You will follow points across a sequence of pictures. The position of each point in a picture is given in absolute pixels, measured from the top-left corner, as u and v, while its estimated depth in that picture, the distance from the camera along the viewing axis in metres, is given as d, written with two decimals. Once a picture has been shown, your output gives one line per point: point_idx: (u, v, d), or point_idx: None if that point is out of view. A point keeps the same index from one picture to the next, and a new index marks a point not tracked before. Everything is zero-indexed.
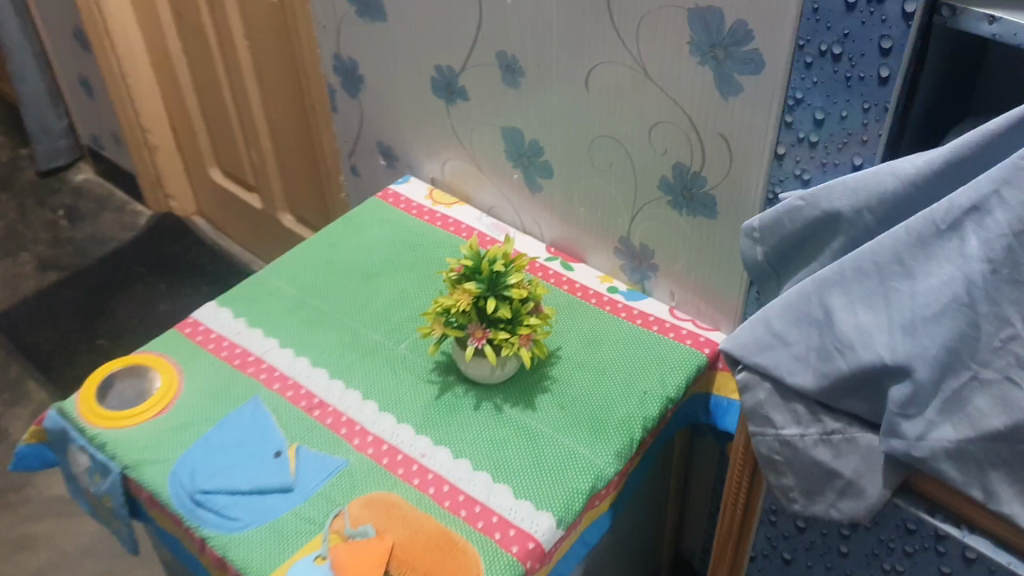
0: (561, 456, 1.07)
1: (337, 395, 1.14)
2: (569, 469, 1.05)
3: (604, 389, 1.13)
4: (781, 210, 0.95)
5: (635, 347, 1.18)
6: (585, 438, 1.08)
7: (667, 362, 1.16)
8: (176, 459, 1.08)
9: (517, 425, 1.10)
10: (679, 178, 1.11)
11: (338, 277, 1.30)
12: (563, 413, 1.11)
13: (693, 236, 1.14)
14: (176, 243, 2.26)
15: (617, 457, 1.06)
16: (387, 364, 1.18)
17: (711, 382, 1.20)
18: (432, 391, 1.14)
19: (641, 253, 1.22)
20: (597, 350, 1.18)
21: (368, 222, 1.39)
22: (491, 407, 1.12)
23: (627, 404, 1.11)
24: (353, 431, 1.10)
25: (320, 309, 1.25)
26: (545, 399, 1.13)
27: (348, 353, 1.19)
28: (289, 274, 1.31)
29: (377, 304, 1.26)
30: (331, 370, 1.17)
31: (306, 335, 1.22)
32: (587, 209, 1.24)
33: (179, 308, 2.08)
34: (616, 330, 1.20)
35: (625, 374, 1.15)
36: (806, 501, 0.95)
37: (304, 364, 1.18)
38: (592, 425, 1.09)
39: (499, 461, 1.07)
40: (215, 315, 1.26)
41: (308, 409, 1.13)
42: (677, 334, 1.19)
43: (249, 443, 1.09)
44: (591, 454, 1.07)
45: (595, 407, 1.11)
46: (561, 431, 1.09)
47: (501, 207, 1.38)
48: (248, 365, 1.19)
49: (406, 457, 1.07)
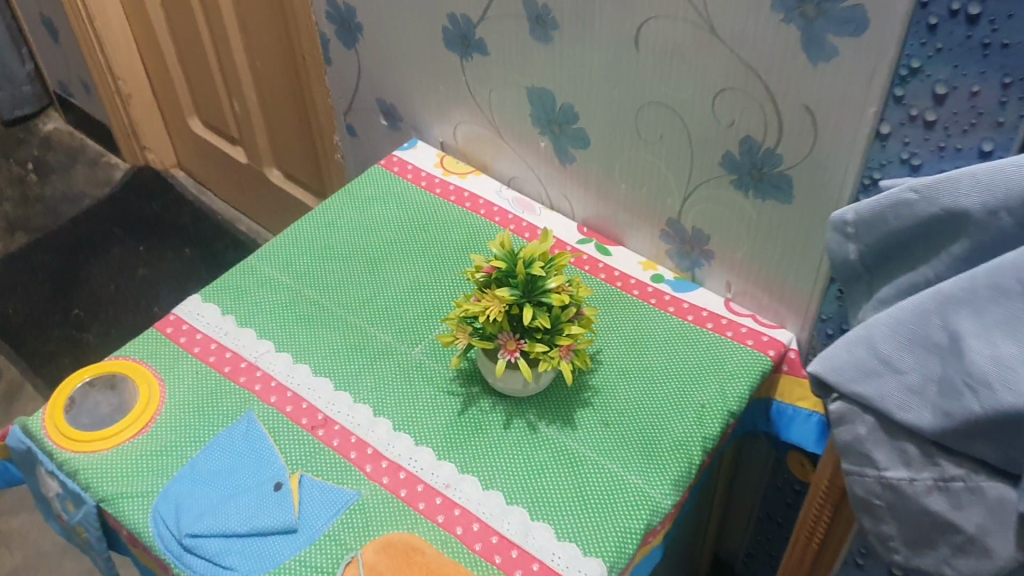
0: (608, 486, 0.91)
1: (343, 411, 0.98)
2: (617, 503, 0.90)
3: (654, 402, 0.97)
4: (886, 204, 0.79)
5: (687, 349, 1.01)
6: (635, 464, 0.92)
7: (726, 368, 0.99)
8: (159, 492, 0.92)
9: (554, 448, 0.94)
10: (748, 155, 0.93)
11: (340, 264, 1.13)
12: (608, 432, 0.95)
13: (759, 222, 0.97)
14: (155, 200, 2.07)
15: (674, 486, 0.91)
16: (400, 372, 1.01)
17: (774, 388, 1.03)
18: (453, 406, 0.98)
19: (693, 238, 1.05)
20: (643, 353, 1.01)
21: (372, 197, 1.21)
22: (524, 426, 0.96)
23: (681, 420, 0.95)
24: (363, 455, 0.94)
25: (320, 303, 1.08)
26: (586, 416, 0.96)
27: (354, 358, 1.03)
28: (282, 260, 1.14)
29: (386, 297, 1.09)
30: (335, 379, 1.01)
31: (305, 335, 1.05)
32: (630, 185, 1.07)
33: (161, 274, 1.91)
34: (665, 328, 1.03)
35: (677, 383, 0.98)
36: (908, 553, 0.80)
37: (303, 372, 1.02)
38: (643, 448, 0.93)
39: (536, 493, 0.91)
40: (198, 310, 1.08)
41: (309, 427, 0.97)
42: (736, 333, 1.02)
43: (243, 472, 0.93)
44: (644, 484, 0.91)
45: (646, 425, 0.95)
46: (607, 455, 0.93)
47: (524, 178, 1.21)
48: (240, 373, 1.02)
49: (427, 488, 0.91)
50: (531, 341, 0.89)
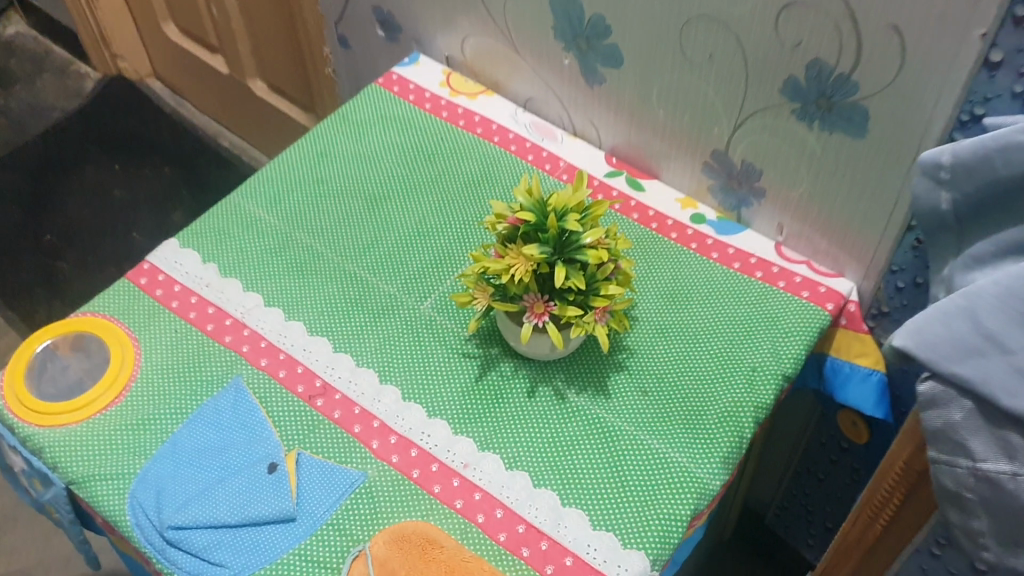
0: (648, 465, 0.80)
1: (343, 377, 0.86)
2: (659, 484, 0.79)
3: (697, 366, 0.85)
4: (994, 146, 0.66)
5: (733, 303, 0.89)
6: (679, 438, 0.81)
7: (778, 325, 0.87)
8: (137, 473, 0.80)
9: (586, 420, 0.83)
10: (815, 82, 0.79)
11: (336, 203, 0.99)
12: (647, 402, 0.83)
13: (823, 158, 0.84)
14: (130, 113, 1.92)
15: (723, 464, 0.80)
16: (409, 330, 0.89)
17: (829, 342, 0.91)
18: (470, 371, 0.86)
19: (742, 173, 0.92)
20: (683, 308, 0.89)
21: (370, 122, 1.07)
22: (550, 395, 0.85)
23: (729, 387, 0.84)
24: (368, 429, 0.83)
25: (314, 249, 0.96)
26: (620, 382, 0.85)
27: (355, 315, 0.90)
28: (269, 197, 1.00)
29: (389, 242, 0.96)
30: (335, 338, 0.89)
31: (299, 286, 0.93)
32: (669, 111, 0.93)
33: (139, 196, 1.77)
34: (707, 279, 0.91)
35: (724, 343, 0.87)
36: (1001, 550, 0.69)
37: (298, 331, 0.89)
38: (686, 419, 0.82)
39: (566, 473, 0.80)
40: (175, 258, 0.95)
41: (306, 396, 0.85)
42: (789, 284, 0.90)
43: (232, 450, 0.82)
44: (688, 461, 0.80)
45: (689, 392, 0.84)
46: (646, 428, 0.82)
47: (542, 99, 1.07)
48: (225, 332, 0.90)
49: (443, 468, 0.80)
50: (562, 304, 0.77)
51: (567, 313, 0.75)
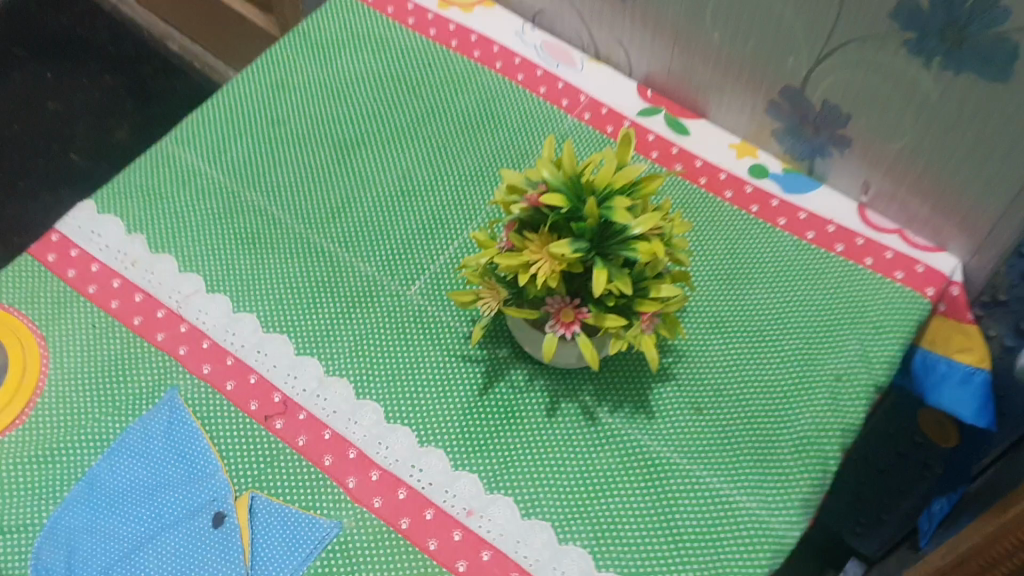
0: (706, 510, 0.62)
1: (308, 390, 0.66)
2: (721, 538, 0.61)
3: (765, 373, 0.67)
4: None
5: (808, 288, 0.70)
6: (744, 474, 0.63)
7: (865, 318, 0.69)
8: (43, 525, 0.61)
9: (625, 448, 0.64)
10: (944, 6, 0.57)
11: (297, 153, 0.79)
12: (702, 423, 0.65)
13: (941, 105, 0.63)
14: (63, 11, 1.66)
15: (802, 507, 0.62)
16: (391, 324, 0.70)
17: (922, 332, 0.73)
18: (471, 381, 0.67)
19: (821, 118, 0.71)
20: (745, 295, 0.70)
21: (339, 44, 0.85)
22: (576, 413, 0.66)
23: (806, 402, 0.66)
24: (342, 462, 0.64)
25: (267, 215, 0.75)
26: (668, 396, 0.66)
27: (323, 303, 0.71)
28: (210, 142, 0.79)
29: (365, 205, 0.75)
30: (296, 335, 0.69)
31: (250, 264, 0.73)
32: (727, 35, 0.72)
33: (76, 109, 1.53)
34: (774, 256, 0.72)
35: (797, 342, 0.68)
36: None
37: (248, 328, 0.69)
38: (753, 447, 0.64)
39: (601, 522, 0.62)
40: (92, 227, 0.74)
41: (259, 415, 0.66)
42: (877, 262, 0.71)
43: (166, 492, 0.63)
44: (757, 505, 0.62)
45: (756, 409, 0.65)
46: (702, 459, 0.64)
47: (555, 13, 0.85)
48: (157, 328, 0.69)
49: (440, 515, 0.62)
50: (597, 311, 0.57)
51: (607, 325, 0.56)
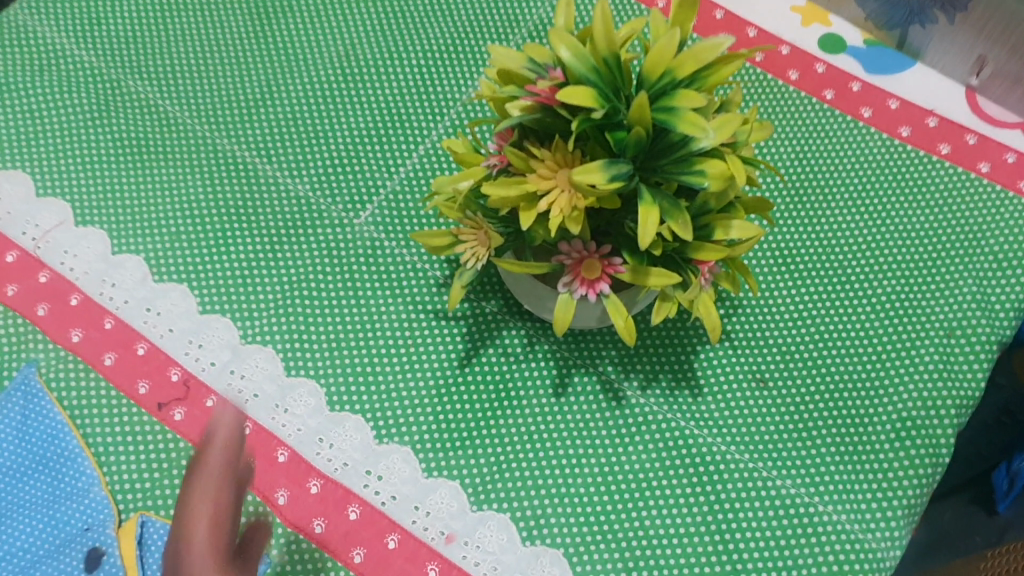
0: (779, 526, 0.45)
1: (218, 365, 0.48)
2: (799, 566, 0.44)
3: (851, 329, 0.49)
4: None
5: (903, 210, 0.51)
6: (829, 473, 0.46)
7: (983, 248, 0.50)
8: None
9: (662, 439, 0.47)
10: None
11: (200, 23, 0.57)
12: (769, 401, 0.47)
13: None
14: None
15: (907, 516, 0.45)
16: (335, 267, 0.50)
17: None
18: (447, 345, 0.48)
19: None
20: (819, 219, 0.51)
21: None
22: (594, 390, 0.48)
23: (909, 369, 0.47)
24: (268, 470, 0.45)
25: (156, 111, 0.54)
26: (719, 364, 0.48)
27: (241, 237, 0.51)
28: (72, 6, 0.57)
29: (294, 96, 0.55)
30: (202, 285, 0.50)
31: (134, 184, 0.52)
32: None
33: None
34: (855, 164, 0.53)
35: (891, 284, 0.50)
36: None
37: (134, 275, 0.50)
38: (839, 434, 0.46)
39: (633, 546, 0.44)
40: None
41: (151, 403, 0.47)
42: (995, 168, 0.52)
43: (19, 518, 0.43)
44: (847, 516, 0.45)
45: (842, 380, 0.47)
46: (771, 454, 0.46)
47: None
48: (6, 278, 0.49)
49: (408, 544, 0.44)
50: (634, 262, 0.37)
51: (651, 283, 0.37)
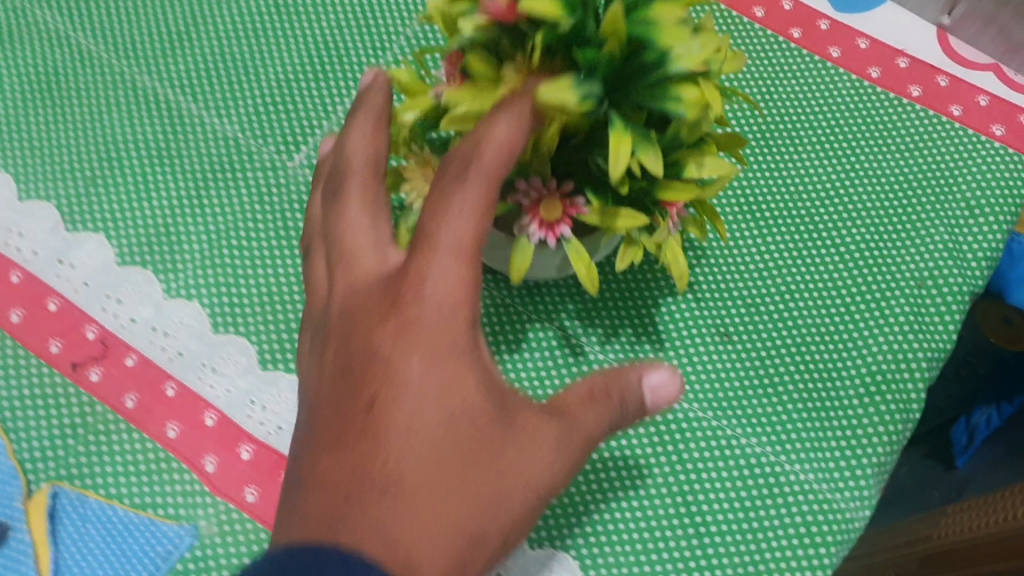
0: (744, 487, 0.42)
1: (140, 321, 0.43)
2: (765, 529, 0.41)
3: (819, 281, 0.46)
4: None
5: (873, 152, 0.49)
6: (797, 431, 0.43)
7: (955, 195, 0.48)
8: None
9: None
10: None
11: None
12: (733, 355, 0.44)
13: None
14: None
15: (876, 475, 0.42)
16: (267, 213, 0.46)
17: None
18: None
19: None
20: (785, 164, 0.49)
21: None
22: (550, 344, 0.44)
23: (879, 321, 0.45)
24: (194, 434, 0.42)
25: (66, 42, 0.49)
26: (682, 317, 0.45)
27: (164, 180, 0.47)
28: None
29: (221, 28, 0.50)
30: (122, 234, 0.45)
31: (44, 123, 0.47)
32: None
33: None
34: (823, 107, 0.50)
35: (861, 232, 0.47)
36: None
37: (44, 223, 0.45)
38: (807, 389, 0.44)
39: (592, 509, 0.41)
40: None
41: (64, 363, 0.43)
42: (967, 112, 0.50)
43: None
44: (814, 476, 0.42)
45: (807, 332, 0.45)
46: (737, 411, 0.43)
47: None
48: None
49: None
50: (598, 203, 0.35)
51: (618, 227, 0.34)
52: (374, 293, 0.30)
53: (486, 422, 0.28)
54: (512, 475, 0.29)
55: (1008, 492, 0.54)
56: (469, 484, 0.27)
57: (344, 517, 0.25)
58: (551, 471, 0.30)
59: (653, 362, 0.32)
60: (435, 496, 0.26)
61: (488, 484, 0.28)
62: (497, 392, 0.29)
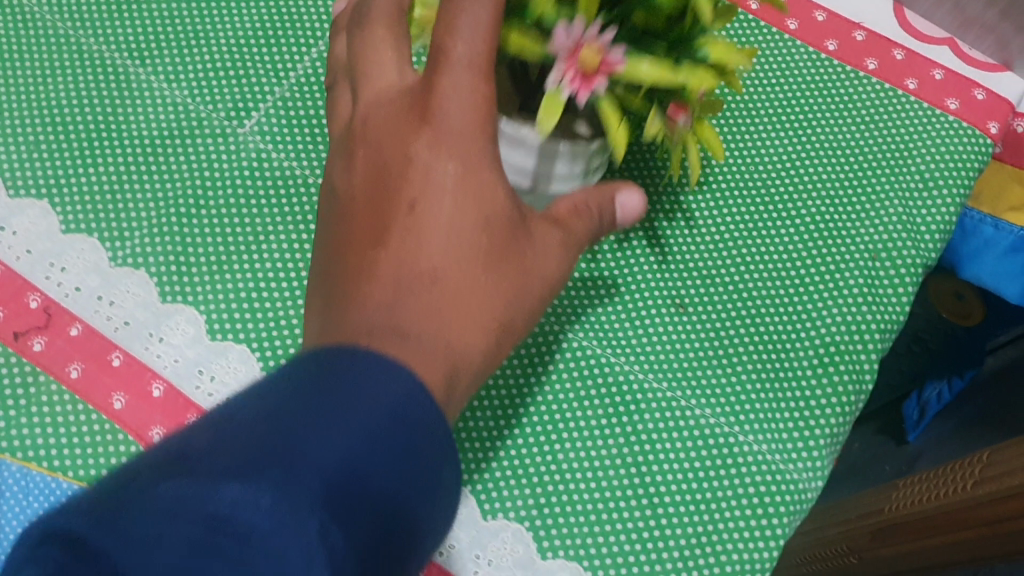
0: (698, 458, 0.42)
1: (85, 290, 0.42)
2: (719, 500, 0.41)
3: (773, 253, 0.46)
4: None
5: (828, 124, 0.49)
6: (749, 402, 0.43)
7: (909, 166, 0.48)
8: None
9: (576, 368, 0.43)
10: None
11: None
12: (686, 327, 0.44)
13: None
14: None
15: (829, 446, 0.42)
16: (216, 181, 0.45)
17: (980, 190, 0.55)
18: None
19: None
20: (742, 135, 0.48)
21: None
22: None
23: (833, 293, 0.45)
24: (140, 405, 0.41)
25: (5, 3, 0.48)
26: (638, 289, 0.45)
27: (107, 146, 0.45)
28: None
29: None
30: (64, 200, 0.44)
31: None
32: None
33: None
34: (780, 79, 0.50)
35: (816, 205, 0.47)
36: None
37: None
38: (760, 360, 0.44)
39: (546, 480, 0.41)
40: None
41: (5, 332, 0.41)
42: (922, 85, 0.50)
43: None
44: (767, 447, 0.42)
45: (760, 304, 0.45)
46: (690, 384, 0.43)
47: None
48: None
49: None
50: (632, 56, 0.33)
51: (651, 76, 0.33)
52: (400, 107, 0.34)
53: (507, 226, 0.33)
54: (531, 270, 0.33)
55: (958, 464, 0.54)
56: (495, 278, 0.32)
57: (397, 302, 0.30)
58: (558, 265, 0.35)
59: (623, 185, 0.38)
60: (469, 288, 0.31)
61: (511, 275, 0.33)
62: (517, 198, 0.34)
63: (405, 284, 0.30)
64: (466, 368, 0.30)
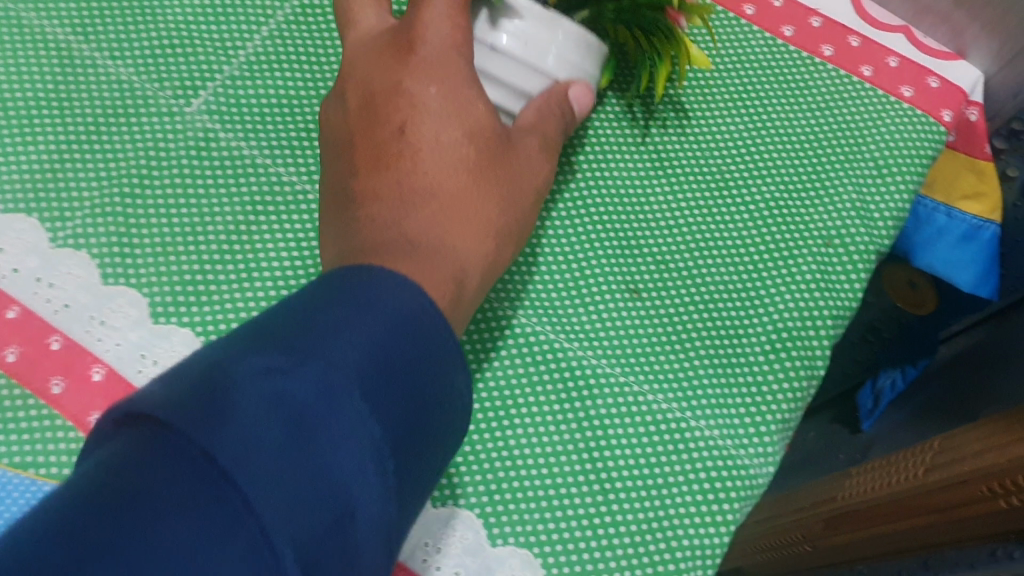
0: (651, 443, 0.42)
1: (23, 271, 0.41)
2: (671, 487, 0.41)
3: (727, 239, 0.46)
4: None
5: (785, 110, 0.49)
6: (701, 388, 0.43)
7: (864, 152, 0.48)
8: None
9: (528, 352, 0.43)
10: None
11: None
12: (639, 313, 0.44)
13: None
14: None
15: (780, 432, 0.42)
16: (161, 161, 0.44)
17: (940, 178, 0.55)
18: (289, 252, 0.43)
19: None
20: (697, 120, 0.48)
21: None
22: None
23: (787, 280, 0.45)
24: (80, 389, 0.39)
25: None
26: (592, 273, 0.45)
27: (46, 124, 0.44)
28: None
29: None
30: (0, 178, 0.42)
31: None
32: None
33: None
34: (736, 64, 0.50)
35: (771, 190, 0.47)
36: None
37: None
38: (714, 346, 0.44)
39: (497, 467, 0.40)
40: None
41: None
42: (877, 73, 0.50)
43: None
44: (720, 432, 0.42)
45: (715, 290, 0.45)
46: (643, 370, 0.43)
47: None
48: None
49: None
50: None
51: None
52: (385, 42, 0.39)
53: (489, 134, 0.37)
54: (518, 180, 0.37)
55: (911, 452, 0.55)
56: (485, 181, 0.36)
57: (406, 201, 0.34)
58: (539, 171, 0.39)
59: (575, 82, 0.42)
60: (466, 194, 0.35)
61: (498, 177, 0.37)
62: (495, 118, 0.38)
63: (410, 189, 0.34)
64: (467, 268, 0.34)
